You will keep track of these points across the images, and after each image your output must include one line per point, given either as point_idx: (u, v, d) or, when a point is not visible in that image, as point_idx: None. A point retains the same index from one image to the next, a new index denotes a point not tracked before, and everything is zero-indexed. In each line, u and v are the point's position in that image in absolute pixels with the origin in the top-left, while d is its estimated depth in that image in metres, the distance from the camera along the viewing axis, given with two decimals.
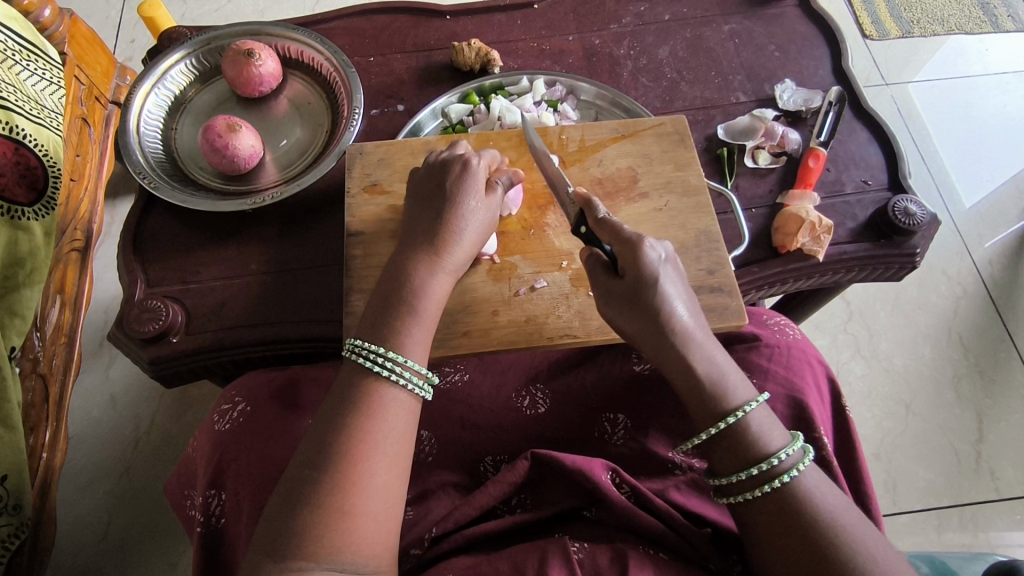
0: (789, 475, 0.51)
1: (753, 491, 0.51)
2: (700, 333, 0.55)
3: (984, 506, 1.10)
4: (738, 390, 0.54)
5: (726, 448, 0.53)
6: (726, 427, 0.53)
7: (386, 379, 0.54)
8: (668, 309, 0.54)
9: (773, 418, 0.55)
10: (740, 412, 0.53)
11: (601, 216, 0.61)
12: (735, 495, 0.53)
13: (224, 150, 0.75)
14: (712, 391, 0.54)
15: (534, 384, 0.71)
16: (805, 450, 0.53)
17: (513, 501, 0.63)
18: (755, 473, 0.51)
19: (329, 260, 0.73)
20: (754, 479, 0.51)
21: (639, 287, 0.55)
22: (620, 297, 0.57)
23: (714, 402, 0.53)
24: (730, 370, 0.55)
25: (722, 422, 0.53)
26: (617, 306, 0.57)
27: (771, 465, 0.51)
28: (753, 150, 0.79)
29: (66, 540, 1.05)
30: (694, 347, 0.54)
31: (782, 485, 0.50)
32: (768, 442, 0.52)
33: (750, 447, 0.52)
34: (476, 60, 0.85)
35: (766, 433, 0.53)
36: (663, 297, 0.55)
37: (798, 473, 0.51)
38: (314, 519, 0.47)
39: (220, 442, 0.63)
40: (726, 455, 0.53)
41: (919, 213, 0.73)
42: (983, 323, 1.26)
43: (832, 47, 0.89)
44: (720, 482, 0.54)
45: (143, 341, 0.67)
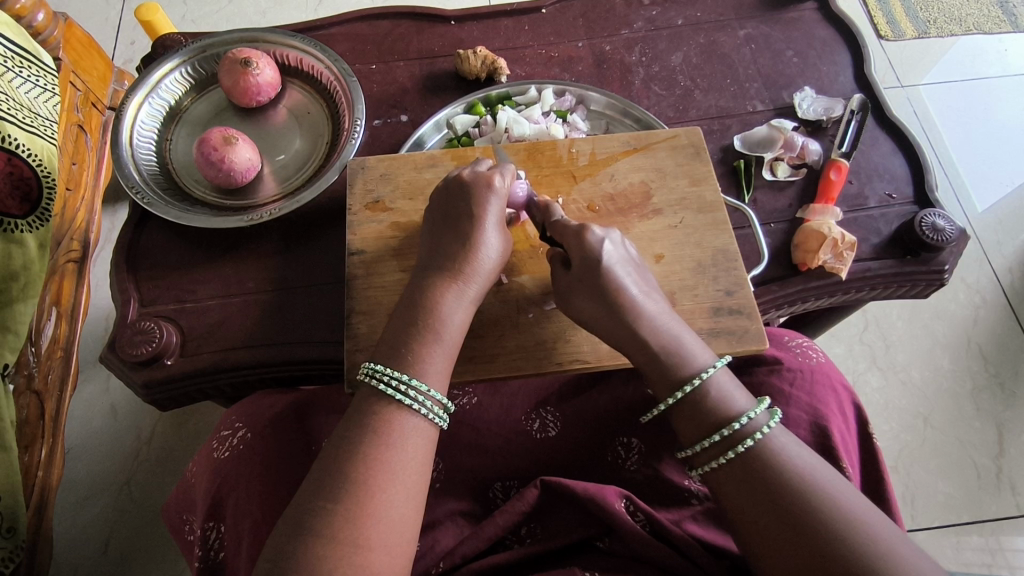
0: (753, 438, 0.49)
1: (718, 458, 0.50)
2: (654, 309, 0.56)
3: (1006, 522, 1.06)
4: (699, 355, 0.54)
5: (689, 418, 0.52)
6: (687, 393, 0.52)
7: (405, 407, 0.51)
8: (618, 287, 0.56)
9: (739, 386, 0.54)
10: (700, 376, 0.52)
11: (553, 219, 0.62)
12: (702, 466, 0.51)
13: (220, 165, 0.72)
14: (669, 359, 0.54)
15: (543, 406, 0.68)
16: (771, 413, 0.51)
17: (522, 531, 0.60)
18: (719, 439, 0.50)
19: (331, 278, 0.71)
20: (719, 445, 0.50)
21: (590, 263, 0.56)
22: (579, 272, 0.57)
23: (673, 370, 0.53)
24: (688, 337, 0.55)
25: (681, 390, 0.53)
26: (576, 290, 0.58)
27: (735, 429, 0.50)
28: (771, 162, 0.76)
29: (65, 555, 1.03)
30: (650, 325, 0.55)
31: (745, 450, 0.49)
32: (735, 404, 0.52)
33: (712, 412, 0.51)
34: (481, 68, 0.82)
35: (730, 395, 0.52)
36: (613, 276, 0.56)
37: (763, 435, 0.49)
38: (327, 552, 0.44)
39: (218, 470, 0.61)
40: (691, 424, 0.52)
41: (947, 228, 0.69)
42: (1003, 332, 1.23)
43: (853, 53, 0.85)
44: (687, 454, 0.52)
45: (135, 364, 0.64)
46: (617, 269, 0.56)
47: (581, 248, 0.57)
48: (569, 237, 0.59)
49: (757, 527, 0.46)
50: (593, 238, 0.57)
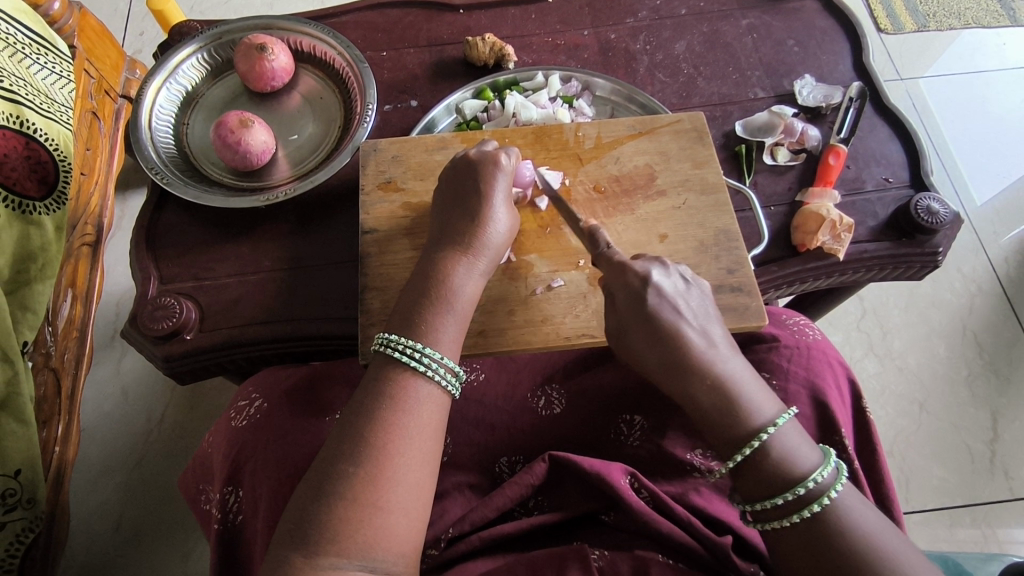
0: (827, 498, 0.48)
1: (790, 517, 0.49)
2: (711, 353, 0.54)
3: (997, 506, 1.09)
4: (763, 406, 0.52)
5: (752, 477, 0.51)
6: (754, 450, 0.50)
7: (418, 373, 0.53)
8: (675, 331, 0.55)
9: (802, 435, 0.53)
10: (766, 431, 0.51)
11: (601, 249, 0.61)
12: (771, 522, 0.50)
13: (237, 146, 0.74)
14: (733, 414, 0.52)
15: (549, 384, 0.71)
16: (839, 467, 0.50)
17: (530, 502, 0.63)
18: (793, 498, 0.49)
19: (344, 257, 0.73)
20: (787, 506, 0.49)
21: (637, 299, 0.56)
22: (629, 309, 0.56)
23: (737, 428, 0.51)
24: (750, 383, 0.53)
25: (747, 447, 0.51)
26: (633, 330, 0.56)
27: (808, 489, 0.49)
28: (772, 147, 0.78)
29: (79, 532, 1.05)
30: (711, 374, 0.53)
31: (815, 514, 0.48)
32: (803, 464, 0.50)
33: (778, 470, 0.50)
34: (490, 55, 0.84)
35: (798, 453, 0.51)
36: (665, 314, 0.55)
37: (837, 494, 0.48)
38: (347, 512, 0.46)
39: (236, 439, 0.63)
40: (756, 483, 0.51)
41: (942, 211, 0.71)
42: (998, 321, 1.25)
43: (852, 42, 0.87)
44: (754, 508, 0.51)
45: (156, 338, 0.67)
46: (668, 305, 0.55)
47: (627, 282, 0.57)
48: (615, 274, 0.58)
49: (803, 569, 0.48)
50: (638, 271, 0.57)
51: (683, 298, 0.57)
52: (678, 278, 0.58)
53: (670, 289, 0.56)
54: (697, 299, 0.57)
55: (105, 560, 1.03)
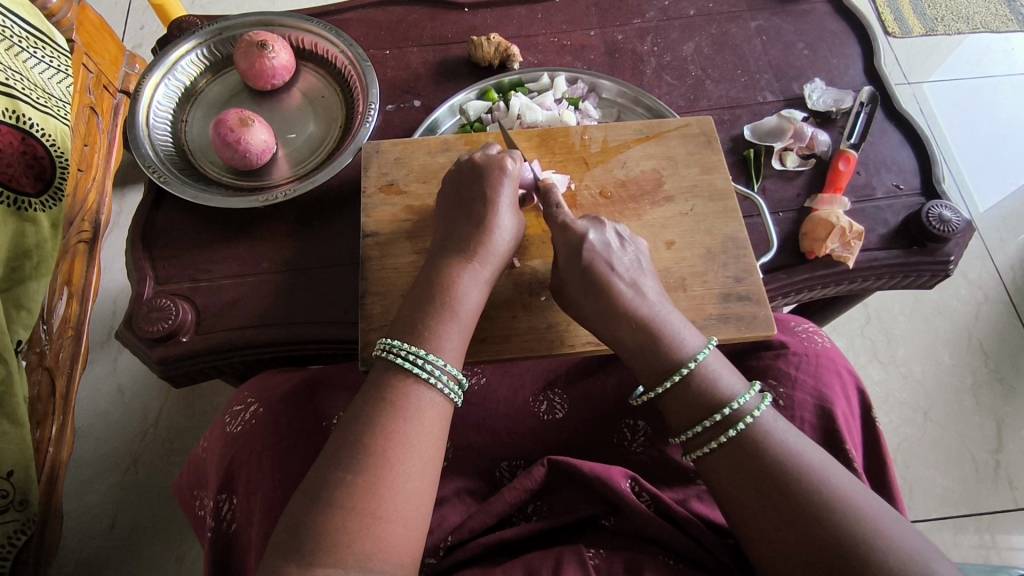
0: (746, 421, 0.49)
1: (710, 442, 0.50)
2: (640, 300, 0.57)
3: (1001, 516, 1.07)
4: (688, 342, 0.55)
5: (677, 406, 0.53)
6: (676, 382, 0.53)
7: (421, 380, 0.52)
8: (604, 281, 0.57)
9: (731, 368, 0.55)
10: (688, 364, 0.53)
11: (551, 208, 0.63)
12: (695, 450, 0.51)
13: (236, 145, 0.73)
14: (656, 351, 0.54)
15: (551, 388, 0.70)
16: (764, 396, 0.51)
17: (528, 508, 0.61)
18: (713, 422, 0.51)
19: (344, 259, 0.71)
20: (710, 431, 0.51)
21: (574, 252, 0.59)
22: (566, 264, 0.60)
23: (660, 362, 0.54)
24: (677, 325, 0.56)
25: (668, 380, 0.53)
26: (569, 282, 0.60)
27: (728, 412, 0.50)
28: (781, 152, 0.77)
29: (73, 532, 1.04)
30: (636, 318, 0.56)
31: (735, 436, 0.49)
32: (726, 390, 0.52)
33: (701, 400, 0.52)
34: (495, 55, 0.82)
35: (722, 380, 0.53)
36: (596, 266, 0.58)
37: (756, 417, 0.49)
38: (344, 520, 0.45)
39: (231, 444, 0.62)
40: (682, 411, 0.53)
41: (954, 219, 0.70)
42: (1004, 328, 1.24)
43: (863, 46, 0.86)
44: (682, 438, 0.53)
45: (151, 340, 0.65)
46: (601, 258, 0.58)
47: (566, 240, 0.60)
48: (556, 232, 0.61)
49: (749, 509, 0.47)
50: (578, 230, 0.60)
51: (616, 254, 0.59)
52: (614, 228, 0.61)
53: (604, 246, 0.59)
54: (631, 255, 0.60)
55: (98, 560, 1.02)
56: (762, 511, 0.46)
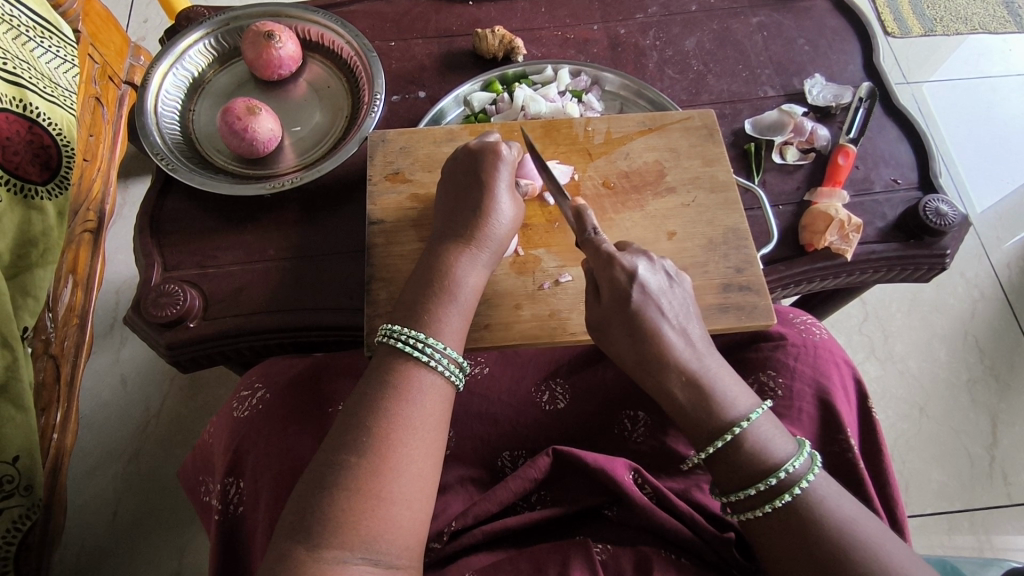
0: (798, 489, 0.49)
1: (759, 508, 0.50)
2: (690, 351, 0.54)
3: (995, 510, 1.09)
4: (738, 400, 0.53)
5: (725, 467, 0.52)
6: (727, 443, 0.51)
7: (421, 364, 0.53)
8: (656, 330, 0.54)
9: (777, 425, 0.53)
10: (739, 426, 0.51)
11: (588, 234, 0.59)
12: (744, 513, 0.51)
13: (243, 134, 0.74)
14: (706, 408, 0.52)
15: (553, 378, 0.70)
16: (812, 458, 0.51)
17: (532, 497, 0.62)
18: (764, 489, 0.50)
19: (350, 248, 0.72)
20: (760, 496, 0.50)
21: (621, 298, 0.56)
22: (612, 306, 0.56)
23: (711, 421, 0.52)
24: (726, 377, 0.54)
25: (721, 439, 0.51)
26: (614, 325, 0.56)
27: (779, 479, 0.49)
28: (781, 146, 0.78)
29: (77, 521, 1.05)
30: (686, 372, 0.53)
31: (787, 504, 0.49)
32: (776, 454, 0.51)
33: (750, 459, 0.51)
34: (499, 48, 0.83)
35: (772, 443, 0.52)
36: (647, 313, 0.55)
37: (809, 484, 0.49)
38: (347, 501, 0.46)
39: (238, 428, 0.62)
40: (730, 474, 0.52)
41: (950, 213, 0.71)
42: (1000, 326, 1.25)
43: (863, 42, 0.87)
44: (728, 499, 0.52)
45: (160, 325, 0.66)
46: (651, 303, 0.55)
47: (612, 279, 0.56)
48: (601, 267, 0.57)
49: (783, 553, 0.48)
50: (625, 267, 0.56)
51: (665, 295, 0.56)
52: (663, 264, 0.59)
53: (654, 288, 0.56)
54: (679, 296, 0.57)
55: (101, 549, 1.03)
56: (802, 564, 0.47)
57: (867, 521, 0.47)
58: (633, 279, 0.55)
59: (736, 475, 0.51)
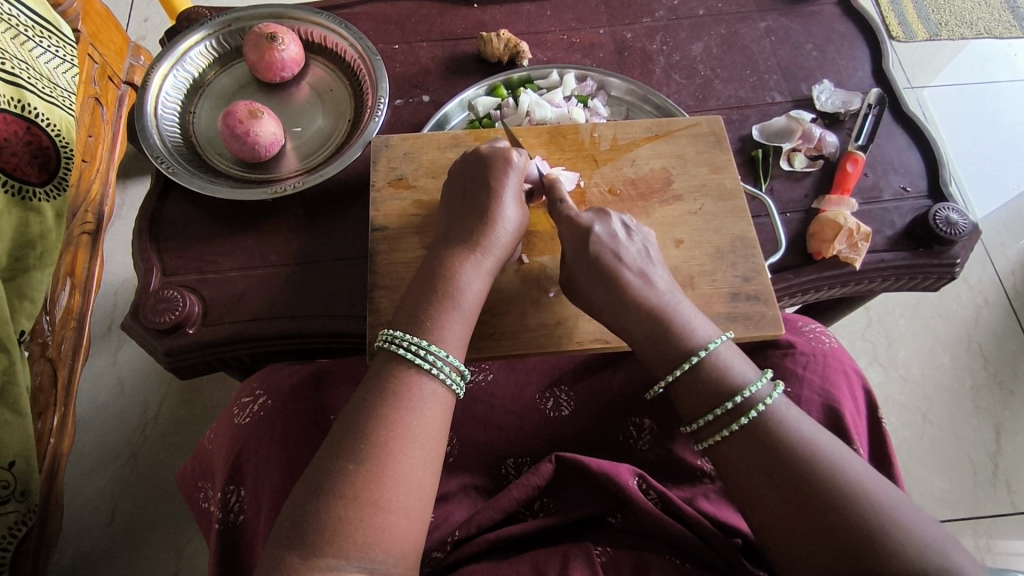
0: (758, 408, 0.49)
1: (722, 431, 0.50)
2: (649, 290, 0.56)
3: (998, 519, 1.08)
4: (699, 331, 0.54)
5: (686, 395, 0.53)
6: (687, 370, 0.53)
7: (423, 371, 0.52)
8: (614, 273, 0.57)
9: (742, 356, 0.54)
10: (699, 354, 0.53)
11: (557, 203, 0.63)
12: (707, 439, 0.51)
13: (245, 137, 0.73)
14: (667, 339, 0.54)
15: (557, 385, 0.69)
16: (776, 384, 0.51)
17: (535, 505, 0.61)
18: (725, 411, 0.50)
19: (352, 253, 0.71)
20: (721, 419, 0.50)
21: (580, 243, 0.59)
22: (574, 256, 0.60)
23: (671, 351, 0.54)
24: (686, 312, 0.56)
25: (682, 365, 0.53)
26: (579, 273, 0.59)
27: (741, 399, 0.50)
28: (789, 153, 0.77)
29: (73, 524, 1.04)
30: (646, 307, 0.56)
31: (747, 423, 0.49)
32: (738, 378, 0.51)
33: (712, 386, 0.51)
34: (504, 51, 0.82)
35: (733, 369, 0.52)
36: (604, 258, 0.58)
37: (770, 404, 0.49)
38: (344, 510, 0.45)
39: (239, 435, 0.61)
40: (693, 399, 0.52)
41: (961, 222, 0.71)
42: (1004, 332, 1.24)
43: (872, 48, 0.86)
44: (692, 428, 0.52)
45: (158, 331, 0.65)
46: (608, 249, 0.58)
47: (573, 231, 0.60)
48: (565, 226, 0.61)
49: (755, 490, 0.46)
50: (583, 222, 0.60)
51: (624, 245, 0.59)
52: (624, 218, 0.62)
53: (612, 238, 0.59)
54: (639, 244, 0.60)
55: (97, 553, 1.02)
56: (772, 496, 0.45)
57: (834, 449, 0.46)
58: (589, 231, 0.59)
59: (698, 398, 0.52)
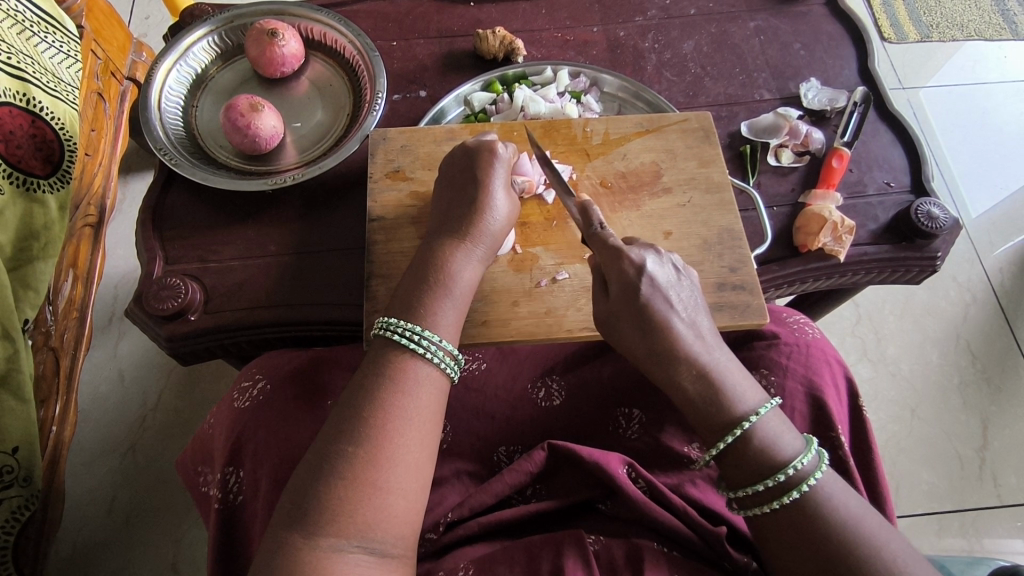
0: (806, 486, 0.49)
1: (769, 504, 0.50)
2: (700, 343, 0.54)
3: (985, 512, 1.10)
4: (748, 395, 0.53)
5: (734, 464, 0.52)
6: (737, 437, 0.51)
7: (417, 356, 0.54)
8: (664, 323, 0.55)
9: (787, 424, 0.53)
10: (748, 421, 0.51)
11: (593, 229, 0.60)
12: (752, 508, 0.51)
13: (246, 130, 0.74)
14: (717, 402, 0.52)
15: (549, 375, 0.71)
16: (821, 456, 0.51)
17: (527, 491, 0.63)
18: (774, 485, 0.49)
19: (350, 244, 0.73)
20: (769, 492, 0.50)
21: (631, 290, 0.56)
22: (620, 300, 0.56)
23: (721, 416, 0.52)
24: (735, 373, 0.54)
25: (731, 434, 0.51)
26: (623, 321, 0.57)
27: (789, 475, 0.49)
28: (776, 148, 0.79)
29: (73, 514, 1.05)
30: (697, 364, 0.53)
31: (795, 500, 0.49)
32: (784, 451, 0.51)
33: (757, 456, 0.51)
34: (499, 48, 0.84)
35: (780, 441, 0.51)
36: (655, 306, 0.55)
37: (818, 480, 0.49)
38: (344, 490, 0.47)
39: (240, 419, 0.63)
40: (740, 469, 0.51)
41: (942, 217, 0.72)
42: (992, 330, 1.26)
43: (858, 47, 0.88)
44: (738, 495, 0.52)
45: (161, 318, 0.67)
46: (660, 296, 0.55)
47: (621, 273, 0.57)
48: (609, 261, 0.58)
49: (774, 531, 0.49)
50: (633, 260, 0.56)
51: (674, 290, 0.57)
52: (670, 257, 0.59)
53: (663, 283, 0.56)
54: (687, 289, 0.57)
55: (96, 542, 1.03)
56: (788, 539, 0.48)
57: (841, 495, 0.49)
58: (643, 273, 0.55)
59: (745, 469, 0.51)
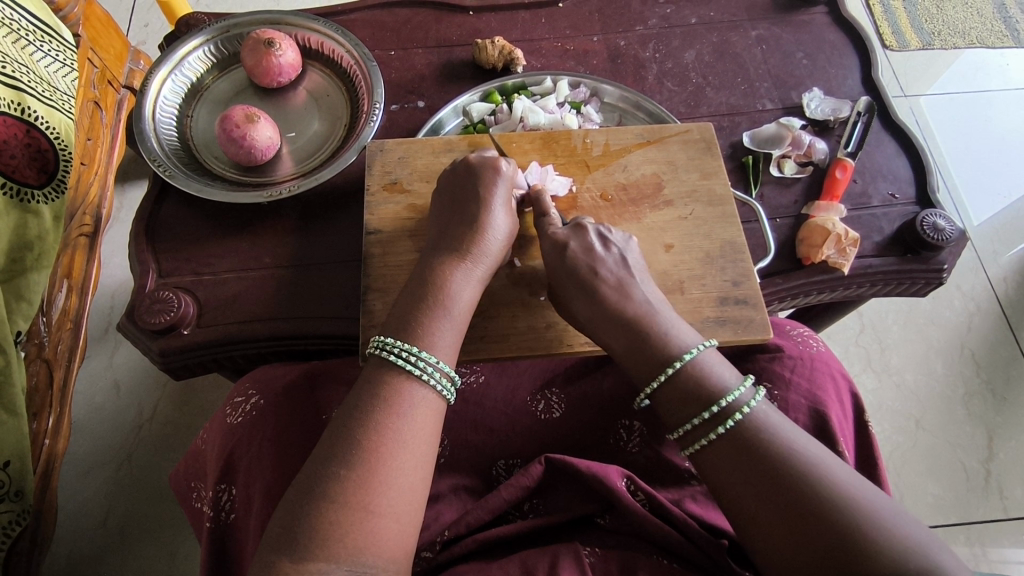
0: (740, 413, 0.49)
1: (707, 436, 0.50)
2: (626, 300, 0.57)
3: (991, 525, 1.08)
4: (679, 338, 0.55)
5: (668, 403, 0.53)
6: (665, 379, 0.53)
7: (413, 376, 0.53)
8: (593, 287, 0.58)
9: (726, 364, 0.54)
10: (676, 363, 0.53)
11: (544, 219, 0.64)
12: (692, 445, 0.51)
13: (241, 142, 0.73)
14: (645, 348, 0.55)
15: (548, 388, 0.70)
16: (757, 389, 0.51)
17: (525, 506, 0.62)
18: (708, 417, 0.50)
19: (346, 256, 0.72)
20: (702, 426, 0.50)
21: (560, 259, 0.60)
22: (554, 268, 0.60)
23: (649, 360, 0.55)
24: (666, 319, 0.56)
25: (661, 374, 0.53)
26: (561, 289, 0.60)
27: (723, 405, 0.50)
28: (778, 159, 0.78)
29: (66, 527, 1.04)
30: (622, 318, 0.56)
31: (729, 429, 0.49)
32: (719, 384, 0.52)
33: (693, 397, 0.52)
34: (499, 58, 0.84)
35: (714, 375, 0.52)
36: (582, 273, 0.59)
37: (751, 408, 0.49)
38: (336, 513, 0.46)
39: (232, 434, 0.62)
40: (676, 407, 0.52)
41: (948, 228, 0.71)
42: (996, 339, 1.25)
43: (861, 56, 0.87)
44: (677, 434, 0.52)
45: (153, 332, 0.66)
46: (586, 262, 0.59)
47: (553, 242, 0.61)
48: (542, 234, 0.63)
49: (736, 484, 0.47)
50: (554, 237, 0.61)
51: (601, 257, 0.60)
52: (600, 226, 0.62)
53: (588, 252, 0.60)
54: (617, 253, 0.60)
55: (90, 556, 1.02)
56: (748, 485, 0.46)
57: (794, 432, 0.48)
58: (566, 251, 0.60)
59: (680, 406, 0.52)
